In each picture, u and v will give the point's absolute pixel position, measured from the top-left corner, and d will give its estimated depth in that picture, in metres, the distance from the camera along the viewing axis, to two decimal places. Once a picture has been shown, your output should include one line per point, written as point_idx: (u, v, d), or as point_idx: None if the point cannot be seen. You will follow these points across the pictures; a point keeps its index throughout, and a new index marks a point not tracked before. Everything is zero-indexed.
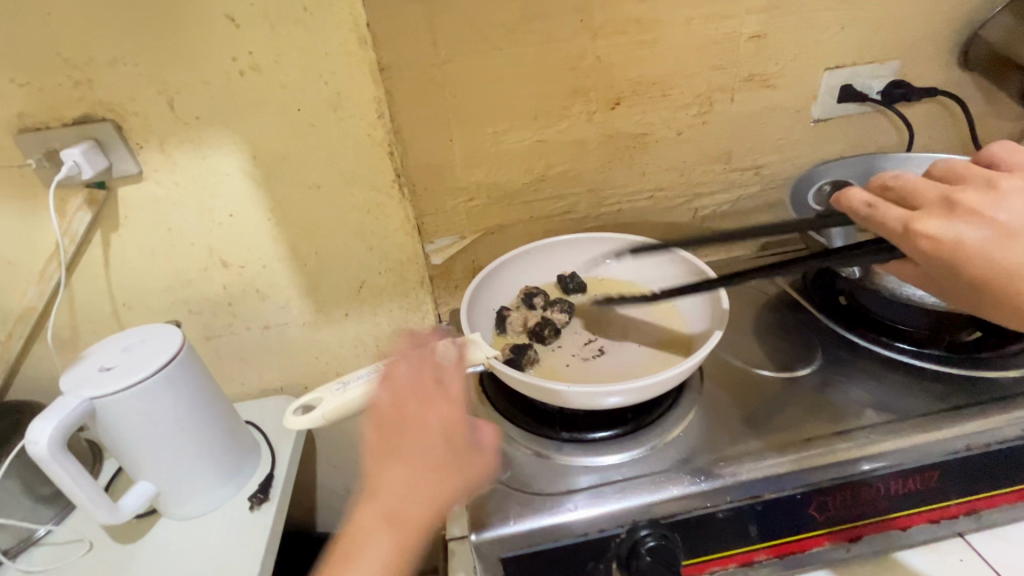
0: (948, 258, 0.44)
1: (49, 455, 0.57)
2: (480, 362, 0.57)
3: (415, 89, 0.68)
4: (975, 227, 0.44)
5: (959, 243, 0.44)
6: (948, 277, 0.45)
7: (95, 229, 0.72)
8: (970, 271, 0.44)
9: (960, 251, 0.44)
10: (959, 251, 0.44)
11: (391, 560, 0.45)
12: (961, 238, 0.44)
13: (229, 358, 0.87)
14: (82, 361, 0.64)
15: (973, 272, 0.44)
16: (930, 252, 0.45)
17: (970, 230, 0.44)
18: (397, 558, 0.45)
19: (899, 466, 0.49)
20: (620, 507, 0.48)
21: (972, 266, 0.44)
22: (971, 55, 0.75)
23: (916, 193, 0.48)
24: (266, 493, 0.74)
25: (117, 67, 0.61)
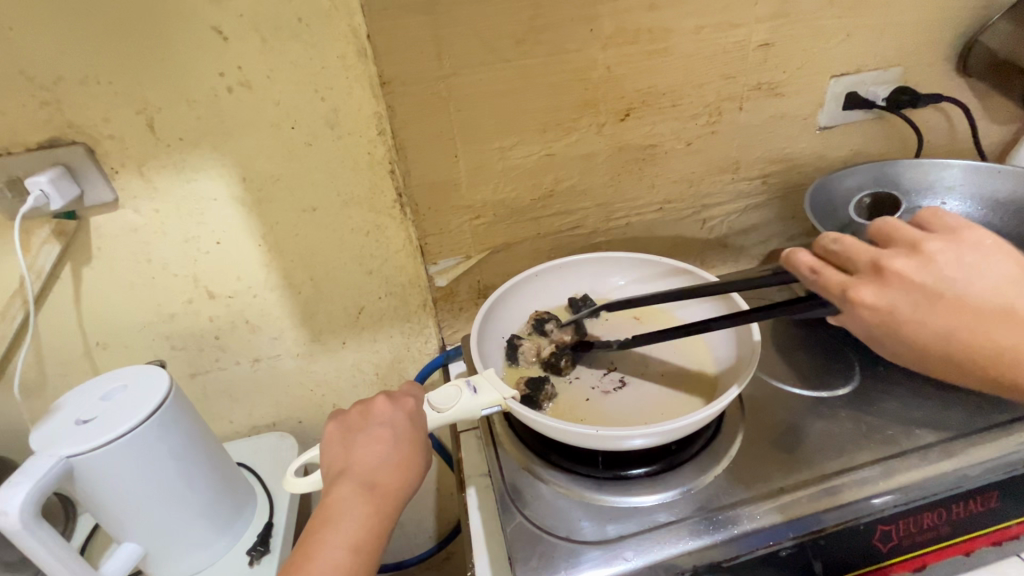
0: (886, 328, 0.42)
1: (23, 527, 0.50)
2: (493, 404, 0.53)
3: (418, 104, 0.63)
4: (911, 296, 0.41)
5: (894, 310, 0.41)
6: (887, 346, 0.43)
7: (64, 262, 0.65)
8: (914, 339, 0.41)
9: (904, 323, 0.41)
10: (893, 318, 0.41)
11: (366, 525, 0.46)
12: (895, 310, 0.41)
13: (216, 395, 0.80)
14: (54, 414, 0.58)
15: (911, 341, 0.41)
16: (866, 322, 0.42)
17: (909, 299, 0.41)
18: (372, 525, 0.46)
19: (956, 489, 0.50)
20: (681, 551, 0.47)
21: (911, 333, 0.41)
22: (970, 61, 0.76)
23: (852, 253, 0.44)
24: (267, 546, 0.68)
25: (88, 86, 0.55)
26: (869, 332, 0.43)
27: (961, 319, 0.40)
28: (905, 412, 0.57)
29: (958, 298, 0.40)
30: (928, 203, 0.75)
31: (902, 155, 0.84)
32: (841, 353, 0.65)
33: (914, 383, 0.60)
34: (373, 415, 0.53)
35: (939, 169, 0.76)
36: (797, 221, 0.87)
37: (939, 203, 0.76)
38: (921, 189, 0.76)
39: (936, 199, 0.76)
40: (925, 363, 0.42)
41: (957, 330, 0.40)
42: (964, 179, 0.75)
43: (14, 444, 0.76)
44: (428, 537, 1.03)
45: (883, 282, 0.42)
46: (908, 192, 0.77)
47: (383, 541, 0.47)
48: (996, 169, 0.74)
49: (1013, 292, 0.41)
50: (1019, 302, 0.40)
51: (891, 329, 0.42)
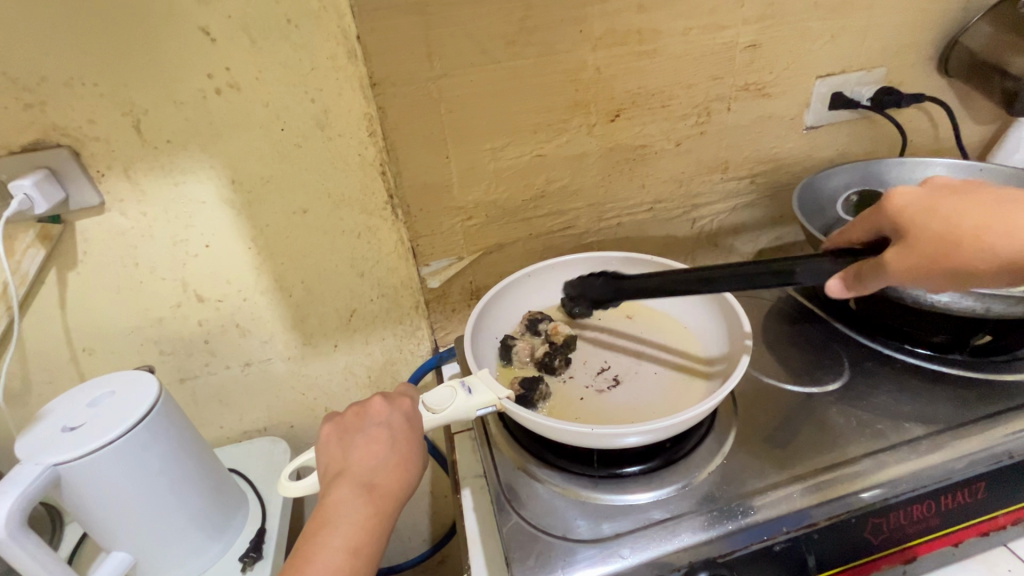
0: (917, 206, 0.47)
1: (8, 537, 0.49)
2: (489, 405, 0.53)
3: (410, 105, 0.63)
4: (946, 189, 0.48)
5: (927, 195, 0.48)
6: (913, 226, 0.46)
7: (49, 267, 0.64)
8: (941, 207, 0.46)
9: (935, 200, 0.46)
10: (929, 195, 0.47)
11: (366, 527, 0.46)
12: (930, 192, 0.48)
13: (206, 401, 0.79)
14: (40, 422, 0.57)
15: (938, 212, 0.46)
16: (902, 206, 0.48)
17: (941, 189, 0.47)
18: (372, 526, 0.46)
19: (944, 481, 0.51)
20: (677, 547, 0.47)
21: (942, 207, 0.46)
22: (951, 62, 0.77)
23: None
24: (259, 551, 0.67)
25: (74, 88, 0.55)
26: (900, 217, 0.48)
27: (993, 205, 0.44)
28: (895, 406, 0.58)
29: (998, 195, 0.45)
30: None
31: (887, 154, 0.86)
32: (830, 349, 0.66)
33: (902, 378, 0.61)
34: (369, 416, 0.53)
35: (922, 167, 0.77)
36: (785, 220, 0.88)
37: None
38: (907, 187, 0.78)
39: None
40: (957, 233, 0.44)
41: (986, 204, 0.45)
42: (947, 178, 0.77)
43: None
44: (422, 540, 1.02)
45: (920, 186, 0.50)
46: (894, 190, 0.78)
47: (383, 542, 0.47)
48: (977, 167, 0.75)
49: None
50: None
51: (919, 206, 0.47)
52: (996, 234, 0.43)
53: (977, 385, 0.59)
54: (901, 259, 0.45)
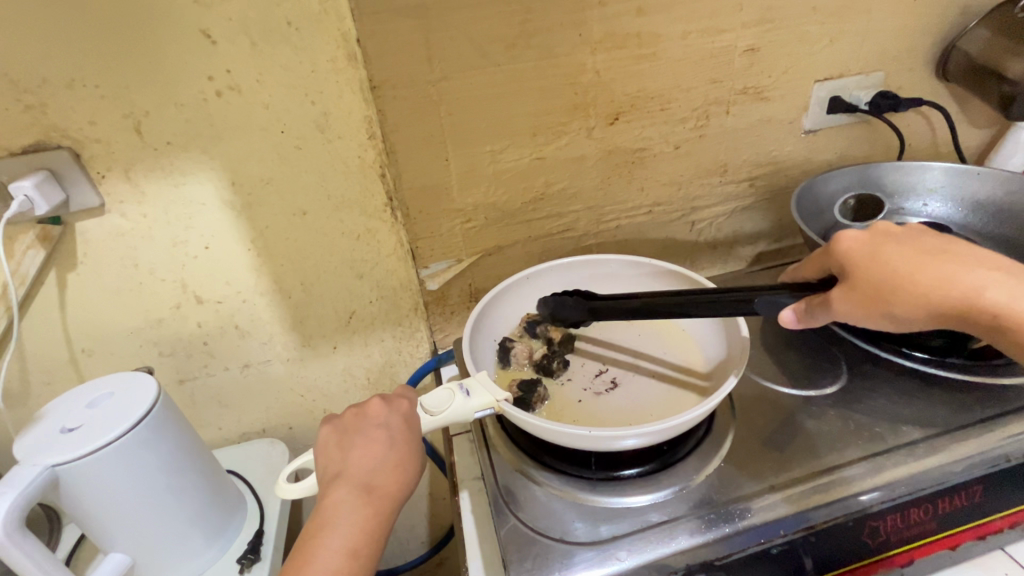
0: (864, 250, 0.51)
1: (5, 538, 0.49)
2: (486, 407, 0.53)
3: (410, 109, 0.63)
4: (887, 235, 0.53)
5: (871, 240, 0.52)
6: (859, 269, 0.50)
7: (48, 268, 0.64)
8: (882, 253, 0.50)
9: (879, 249, 0.51)
10: (873, 241, 0.52)
11: (365, 529, 0.46)
12: (875, 236, 0.52)
13: (205, 402, 0.79)
14: (39, 423, 0.57)
15: (881, 258, 0.50)
16: (850, 248, 0.52)
17: (887, 237, 0.52)
18: (371, 528, 0.46)
19: (942, 484, 0.51)
20: (674, 550, 0.47)
21: (885, 253, 0.50)
22: (949, 66, 0.78)
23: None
24: (258, 553, 0.67)
25: (75, 89, 0.55)
26: (847, 259, 0.51)
27: (928, 260, 0.50)
28: (892, 409, 0.58)
29: (934, 250, 0.50)
30: (911, 206, 0.78)
31: (886, 157, 0.86)
32: (829, 352, 0.66)
33: (900, 381, 0.61)
34: (368, 418, 0.53)
35: (920, 171, 0.78)
36: (784, 223, 0.89)
37: (921, 206, 0.78)
38: (906, 191, 0.78)
39: (918, 201, 0.78)
40: (898, 280, 0.49)
41: (918, 253, 0.50)
42: (946, 182, 0.77)
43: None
44: (420, 543, 1.02)
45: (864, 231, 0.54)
46: (893, 194, 0.79)
47: (382, 544, 0.47)
48: (975, 171, 0.75)
49: (981, 266, 0.49)
50: (980, 274, 0.49)
51: (865, 251, 0.51)
52: (926, 282, 0.48)
53: (975, 389, 0.59)
54: (849, 299, 0.49)
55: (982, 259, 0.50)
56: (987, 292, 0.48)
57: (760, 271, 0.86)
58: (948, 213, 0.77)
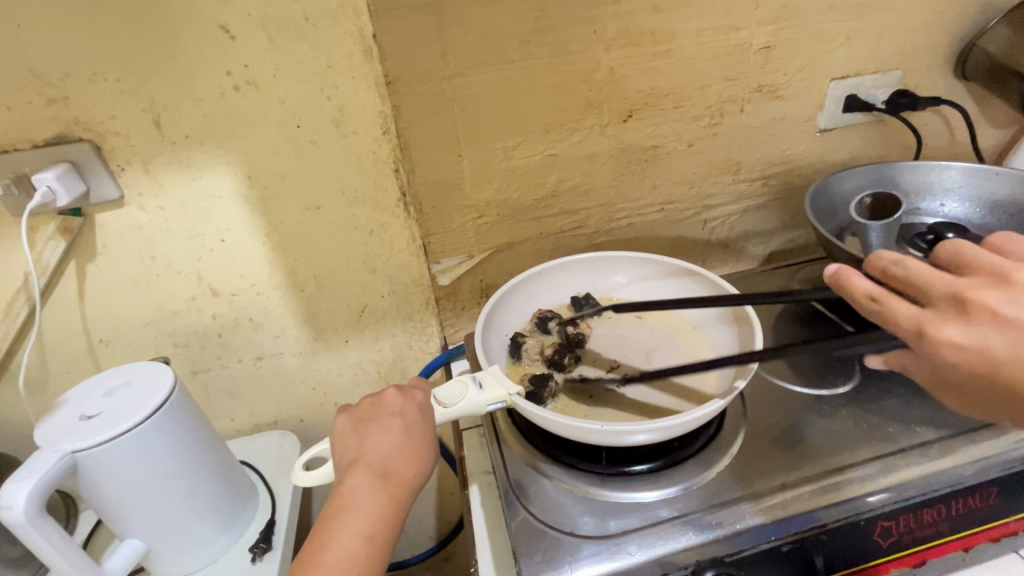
0: (972, 371, 0.39)
1: (26, 520, 0.50)
2: (499, 400, 0.53)
3: (423, 105, 0.63)
4: (1003, 332, 0.38)
5: (979, 347, 0.39)
6: (976, 393, 0.39)
7: (68, 259, 0.65)
8: (1003, 380, 0.38)
9: (994, 364, 0.38)
10: (988, 354, 0.38)
11: (381, 514, 0.46)
12: (989, 348, 0.38)
13: (218, 394, 0.81)
14: (59, 409, 0.58)
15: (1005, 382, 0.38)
16: (951, 361, 0.39)
17: (1001, 336, 0.38)
18: (387, 513, 0.47)
19: (958, 485, 0.51)
20: (683, 544, 0.47)
21: (1005, 379, 0.38)
22: (968, 65, 0.77)
23: (924, 283, 0.43)
24: (269, 543, 0.68)
25: (96, 83, 0.56)
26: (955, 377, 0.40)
27: None
28: (905, 410, 0.58)
29: None
30: (926, 206, 0.77)
31: (902, 157, 0.85)
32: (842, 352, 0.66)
33: (914, 382, 0.61)
34: (384, 408, 0.54)
35: (938, 170, 0.77)
36: (796, 222, 0.88)
37: (938, 206, 0.77)
38: (922, 190, 0.77)
39: (935, 201, 0.77)
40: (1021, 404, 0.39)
41: None
42: (964, 182, 0.76)
43: (15, 441, 0.76)
44: (428, 537, 1.03)
45: (966, 318, 0.40)
46: (909, 194, 0.78)
47: (397, 531, 0.47)
48: (994, 171, 0.74)
49: None
50: None
51: (983, 372, 0.38)
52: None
53: None
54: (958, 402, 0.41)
55: None
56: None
57: (772, 270, 0.86)
58: (965, 213, 0.76)
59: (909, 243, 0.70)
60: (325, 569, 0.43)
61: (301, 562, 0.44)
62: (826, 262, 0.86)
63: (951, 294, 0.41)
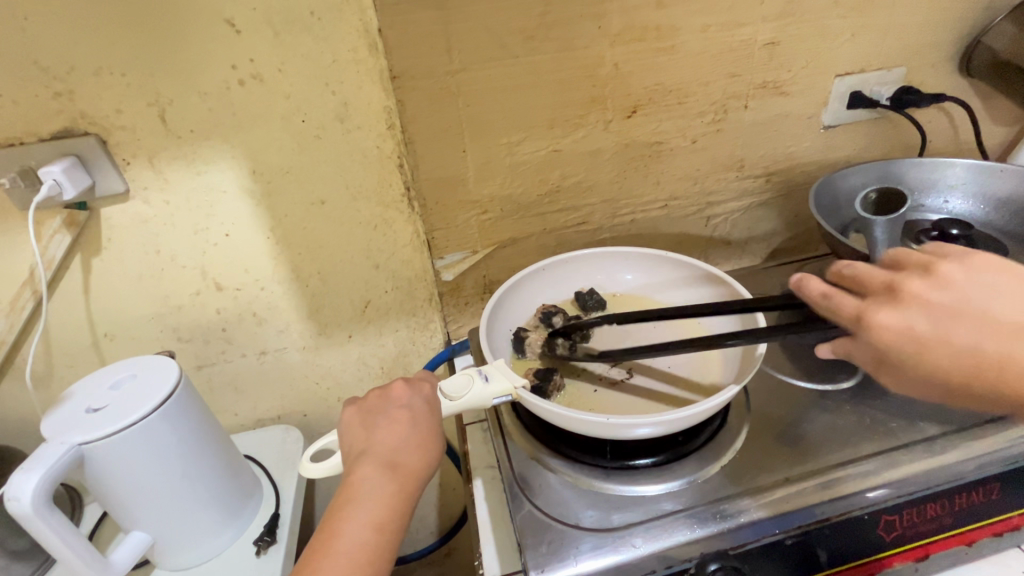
0: (904, 349, 0.43)
1: (33, 511, 0.50)
2: (504, 393, 0.53)
3: (428, 99, 0.63)
4: (928, 313, 0.43)
5: (909, 322, 0.43)
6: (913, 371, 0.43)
7: (74, 253, 0.65)
8: (931, 355, 0.42)
9: (921, 342, 0.43)
10: (914, 325, 0.43)
11: (390, 505, 0.47)
12: (913, 328, 0.43)
13: (221, 388, 0.81)
14: (65, 402, 0.58)
15: (931, 358, 0.42)
16: (886, 337, 0.44)
17: (922, 316, 0.43)
18: (396, 504, 0.47)
19: (959, 479, 0.51)
20: (687, 538, 0.48)
21: (927, 357, 0.42)
22: (973, 61, 0.77)
23: (866, 280, 0.47)
24: (274, 536, 0.68)
25: (102, 77, 0.56)
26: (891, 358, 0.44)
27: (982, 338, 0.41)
28: (909, 405, 0.58)
29: (977, 316, 0.42)
30: (930, 203, 0.77)
31: (905, 154, 0.85)
32: None
33: None
34: (392, 400, 0.54)
35: (942, 167, 0.77)
36: (799, 219, 0.88)
37: (941, 202, 0.77)
38: (926, 187, 0.78)
39: (938, 197, 0.77)
40: (955, 375, 0.42)
41: (972, 333, 0.41)
42: (968, 178, 0.76)
43: (21, 435, 0.77)
44: (430, 532, 1.03)
45: (897, 302, 0.44)
46: (913, 190, 0.78)
47: (406, 522, 0.47)
48: (998, 168, 0.74)
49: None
50: None
51: (911, 349, 0.43)
52: (985, 367, 0.41)
53: None
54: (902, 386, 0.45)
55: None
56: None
57: (775, 266, 0.86)
58: (969, 210, 0.76)
59: (913, 239, 0.72)
60: (335, 558, 0.43)
61: (312, 551, 0.44)
62: (829, 259, 0.86)
63: (884, 287, 0.46)
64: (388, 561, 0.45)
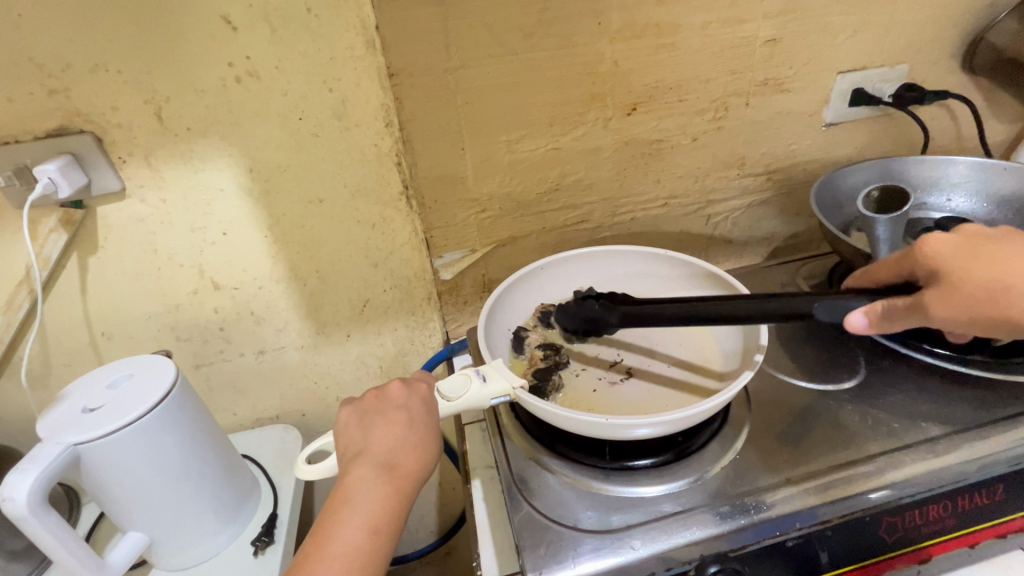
0: (951, 257, 0.49)
1: (28, 512, 0.50)
2: (502, 394, 0.53)
3: (427, 97, 0.62)
4: (967, 237, 0.50)
5: (959, 243, 0.50)
6: (958, 275, 0.48)
7: (70, 252, 0.65)
8: (974, 261, 0.48)
9: (965, 250, 0.49)
10: (961, 243, 0.49)
11: (386, 506, 0.46)
12: (958, 242, 0.50)
13: (220, 387, 0.81)
14: (61, 402, 0.58)
15: (974, 261, 0.48)
16: (938, 252, 0.49)
17: (963, 238, 0.50)
18: (392, 506, 0.46)
19: (963, 481, 0.51)
20: (687, 540, 0.47)
21: (971, 262, 0.48)
22: (976, 58, 0.76)
23: None
24: (271, 536, 0.68)
25: (97, 74, 0.55)
26: (938, 262, 0.49)
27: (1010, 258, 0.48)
28: (911, 405, 0.57)
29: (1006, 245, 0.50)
30: (933, 201, 0.77)
31: (908, 151, 0.85)
32: (846, 347, 0.66)
33: (919, 378, 0.60)
34: (389, 399, 0.53)
35: (944, 165, 0.76)
36: (800, 218, 0.88)
37: (944, 201, 0.77)
38: (929, 186, 0.77)
39: (941, 196, 0.77)
40: (990, 280, 0.47)
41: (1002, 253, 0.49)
42: (970, 176, 0.75)
43: (19, 435, 0.77)
44: (430, 532, 1.03)
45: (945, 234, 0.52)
46: (915, 189, 0.77)
47: (402, 524, 0.47)
48: (1001, 166, 0.73)
49: None
50: None
51: (955, 255, 0.49)
52: (1008, 286, 0.47)
53: (997, 387, 0.58)
54: (940, 300, 0.47)
55: None
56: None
57: (775, 265, 0.86)
58: (972, 209, 0.76)
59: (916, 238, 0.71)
60: (329, 560, 0.43)
61: (306, 553, 0.44)
62: (830, 257, 0.86)
63: None
64: (383, 563, 0.45)
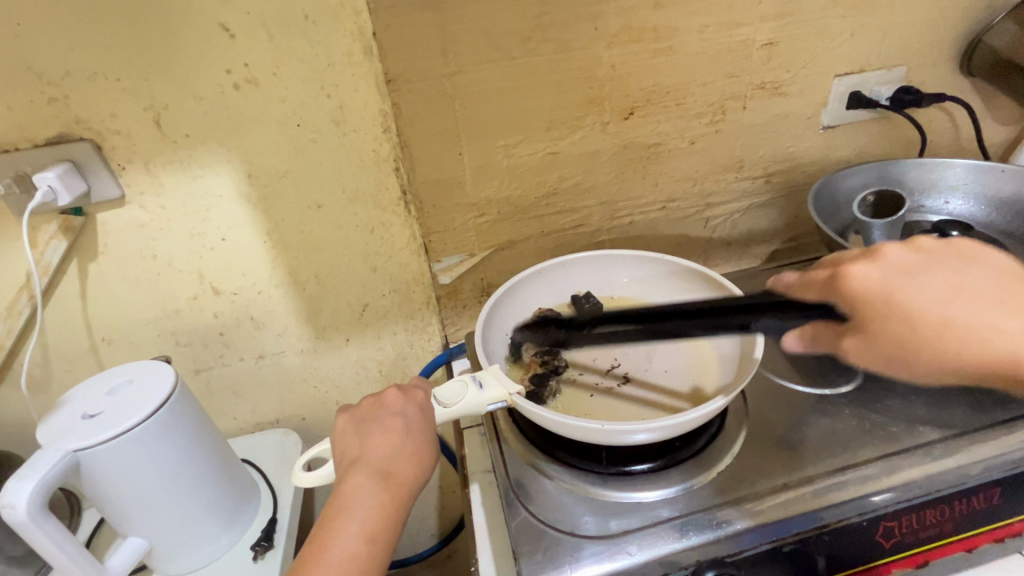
0: (870, 298, 0.45)
1: (28, 519, 0.50)
2: (499, 400, 0.53)
3: (424, 102, 0.63)
4: (888, 270, 0.46)
5: (883, 281, 0.45)
6: (878, 322, 0.45)
7: (71, 258, 0.65)
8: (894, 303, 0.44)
9: (889, 290, 0.45)
10: (884, 283, 0.45)
11: (383, 514, 0.46)
12: (887, 277, 0.45)
13: (220, 392, 0.81)
14: (60, 408, 0.58)
15: (896, 304, 0.44)
16: (859, 291, 0.46)
17: (890, 269, 0.46)
18: (388, 514, 0.47)
19: (962, 485, 0.51)
20: (684, 545, 0.47)
21: (889, 305, 0.44)
22: (974, 61, 0.76)
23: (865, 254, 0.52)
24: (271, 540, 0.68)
25: (96, 82, 0.56)
26: (859, 304, 0.46)
27: (948, 298, 0.43)
28: (908, 408, 0.57)
29: (944, 279, 0.44)
30: (930, 204, 0.77)
31: (906, 152, 0.85)
32: None
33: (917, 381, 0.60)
34: (385, 407, 0.54)
35: (942, 167, 0.76)
36: (799, 220, 0.88)
37: (942, 203, 0.77)
38: (925, 189, 0.77)
39: (938, 198, 0.77)
40: (912, 327, 0.43)
41: (931, 292, 0.44)
42: (968, 179, 0.75)
43: (21, 440, 0.77)
44: (430, 535, 1.03)
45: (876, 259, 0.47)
46: (913, 191, 0.77)
47: (398, 533, 0.47)
48: (999, 168, 0.73)
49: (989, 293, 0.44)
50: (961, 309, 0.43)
51: (879, 297, 0.45)
52: (934, 331, 0.43)
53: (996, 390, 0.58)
54: (855, 346, 0.46)
55: (979, 284, 0.44)
56: (1003, 336, 0.42)
57: (774, 268, 0.86)
58: (969, 211, 0.76)
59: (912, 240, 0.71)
60: (326, 568, 0.43)
61: (302, 561, 0.44)
62: None
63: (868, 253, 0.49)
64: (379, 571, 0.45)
